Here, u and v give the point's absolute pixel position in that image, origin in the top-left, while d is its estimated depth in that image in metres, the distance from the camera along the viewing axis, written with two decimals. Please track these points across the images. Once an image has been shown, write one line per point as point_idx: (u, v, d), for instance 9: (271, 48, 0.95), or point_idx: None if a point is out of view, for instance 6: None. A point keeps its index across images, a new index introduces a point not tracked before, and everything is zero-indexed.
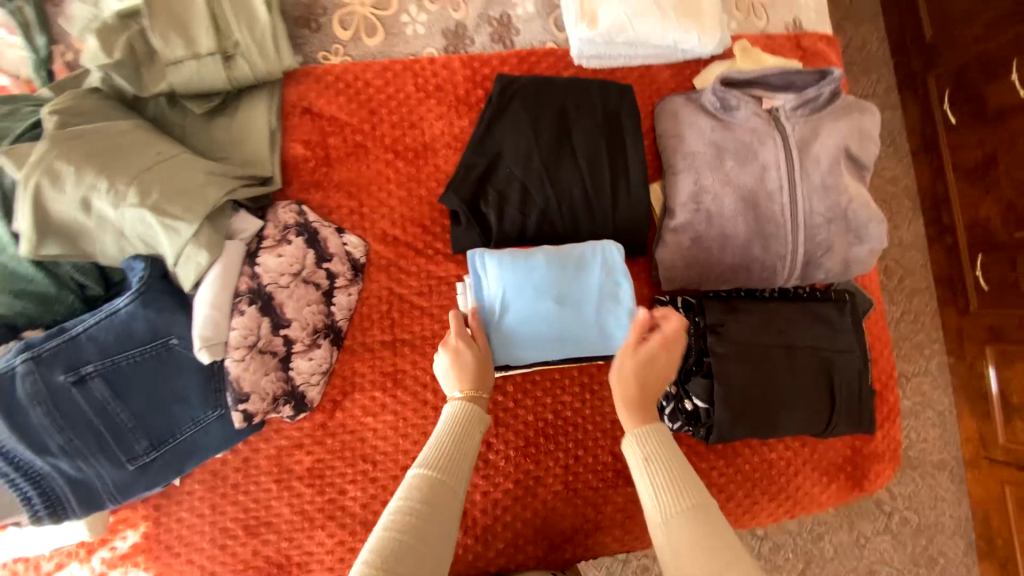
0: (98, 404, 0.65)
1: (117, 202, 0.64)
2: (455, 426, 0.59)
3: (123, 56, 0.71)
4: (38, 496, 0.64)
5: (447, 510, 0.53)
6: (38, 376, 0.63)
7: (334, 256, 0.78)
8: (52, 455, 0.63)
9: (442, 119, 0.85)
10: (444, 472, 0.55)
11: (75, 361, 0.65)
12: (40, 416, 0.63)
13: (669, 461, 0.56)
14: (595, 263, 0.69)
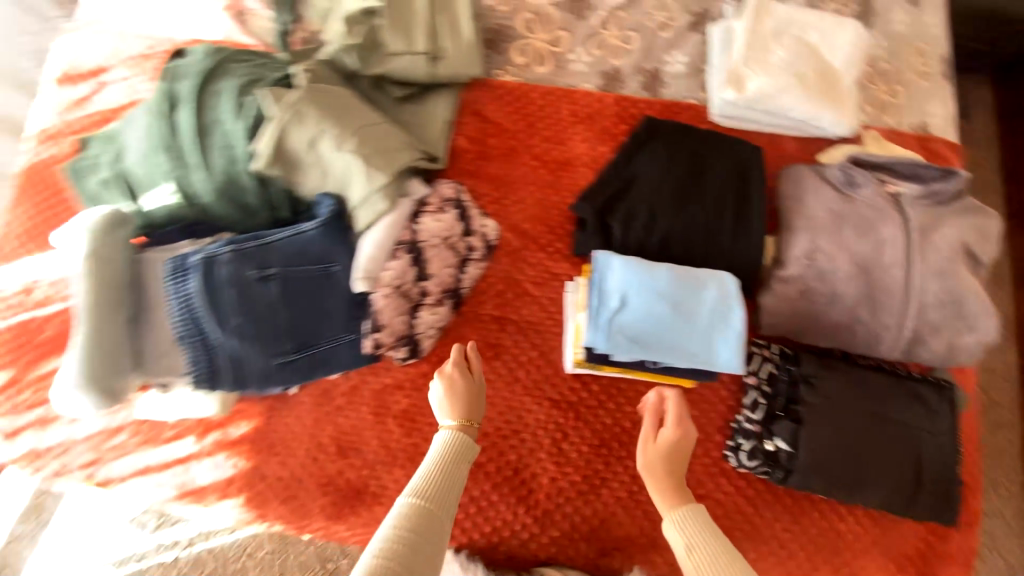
0: (270, 301, 0.78)
1: (339, 148, 0.78)
2: (444, 457, 0.68)
3: (361, 42, 0.90)
4: (205, 363, 0.76)
5: (432, 537, 0.60)
6: (236, 266, 0.76)
7: (476, 233, 0.90)
8: (227, 332, 0.75)
9: (587, 141, 0.97)
10: (431, 502, 0.63)
11: (263, 262, 0.78)
12: (229, 297, 0.75)
13: (714, 547, 0.60)
14: (712, 287, 0.77)
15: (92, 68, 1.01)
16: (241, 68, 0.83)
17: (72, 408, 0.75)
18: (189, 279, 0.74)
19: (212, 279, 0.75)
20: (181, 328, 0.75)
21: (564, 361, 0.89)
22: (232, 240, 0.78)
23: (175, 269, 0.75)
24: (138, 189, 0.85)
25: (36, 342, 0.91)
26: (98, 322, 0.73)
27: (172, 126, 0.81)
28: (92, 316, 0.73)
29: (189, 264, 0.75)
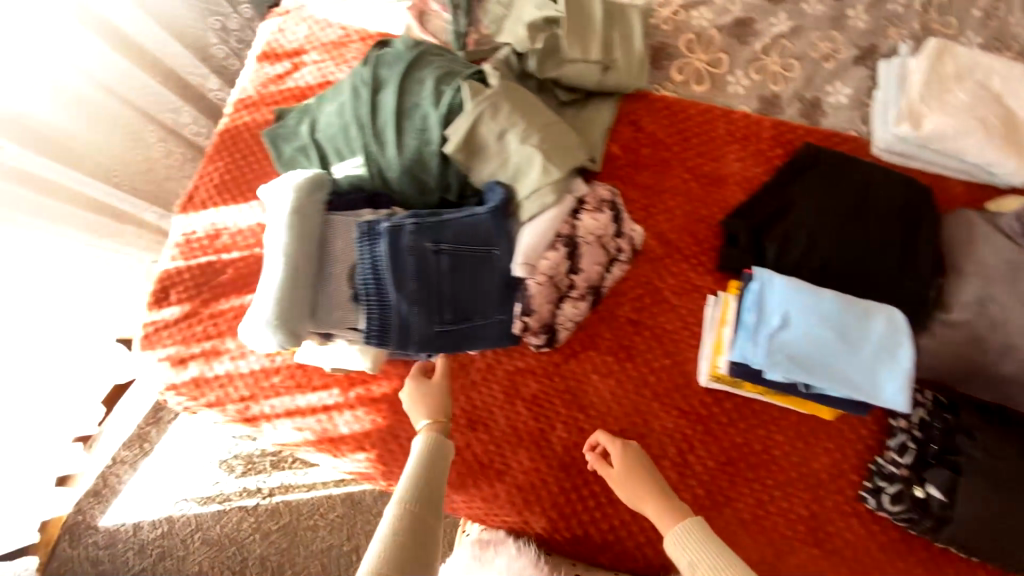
0: (439, 274, 0.85)
1: (524, 142, 0.84)
2: (423, 461, 0.78)
3: (542, 46, 0.96)
4: (380, 320, 0.84)
5: (422, 533, 0.71)
6: (417, 237, 0.84)
7: (625, 235, 0.92)
8: (403, 295, 0.83)
9: (741, 161, 0.98)
10: (416, 501, 0.73)
11: (438, 237, 0.85)
12: (408, 265, 0.84)
13: (710, 553, 0.68)
14: (879, 320, 0.77)
15: (288, 51, 1.13)
16: (436, 60, 0.92)
17: (258, 343, 0.85)
18: (378, 243, 0.83)
19: (396, 246, 0.83)
20: (364, 285, 0.84)
21: (698, 372, 0.90)
22: (414, 213, 0.86)
23: (365, 233, 0.84)
24: (330, 159, 0.95)
25: (214, 283, 1.02)
26: (295, 270, 0.83)
27: (373, 105, 0.90)
28: (292, 264, 0.84)
29: (379, 229, 0.84)
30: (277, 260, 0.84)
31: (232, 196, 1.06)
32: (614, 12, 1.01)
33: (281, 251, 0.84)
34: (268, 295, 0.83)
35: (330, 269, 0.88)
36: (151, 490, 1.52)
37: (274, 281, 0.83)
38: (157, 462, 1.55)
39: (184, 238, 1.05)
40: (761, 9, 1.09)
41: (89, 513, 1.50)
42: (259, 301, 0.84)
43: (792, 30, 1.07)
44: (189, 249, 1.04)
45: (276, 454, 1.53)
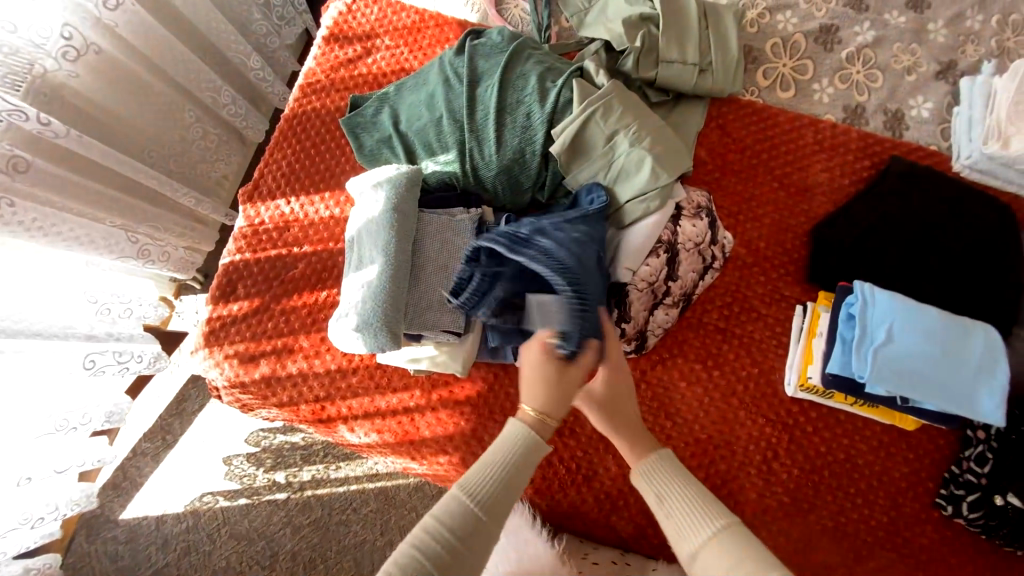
0: (576, 272, 0.76)
1: (631, 144, 0.84)
2: (524, 445, 0.65)
3: (640, 45, 0.95)
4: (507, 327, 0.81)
5: (493, 521, 0.60)
6: (545, 240, 0.79)
7: (718, 243, 0.91)
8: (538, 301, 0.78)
9: (828, 171, 0.99)
10: (499, 485, 0.62)
11: (564, 237, 0.79)
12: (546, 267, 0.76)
13: (682, 490, 0.65)
14: (978, 336, 0.79)
15: (358, 33, 1.08)
16: (535, 56, 0.91)
17: (352, 345, 0.82)
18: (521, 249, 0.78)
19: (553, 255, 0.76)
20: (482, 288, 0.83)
21: (785, 382, 0.90)
22: (557, 219, 0.82)
23: (515, 236, 0.81)
24: (417, 153, 0.92)
25: (284, 278, 0.97)
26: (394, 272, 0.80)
27: (472, 98, 0.88)
28: (390, 265, 0.81)
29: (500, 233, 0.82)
30: (375, 260, 0.82)
31: (302, 187, 1.01)
32: (708, 13, 1.01)
33: (380, 252, 0.82)
34: (366, 296, 0.80)
35: (423, 271, 0.85)
36: (173, 484, 1.44)
37: (373, 283, 0.80)
38: (179, 456, 1.46)
39: (249, 227, 1.00)
40: (846, 16, 1.08)
41: (109, 507, 1.42)
42: (355, 302, 0.82)
43: (876, 39, 1.07)
44: (256, 240, 0.99)
45: (309, 446, 1.44)
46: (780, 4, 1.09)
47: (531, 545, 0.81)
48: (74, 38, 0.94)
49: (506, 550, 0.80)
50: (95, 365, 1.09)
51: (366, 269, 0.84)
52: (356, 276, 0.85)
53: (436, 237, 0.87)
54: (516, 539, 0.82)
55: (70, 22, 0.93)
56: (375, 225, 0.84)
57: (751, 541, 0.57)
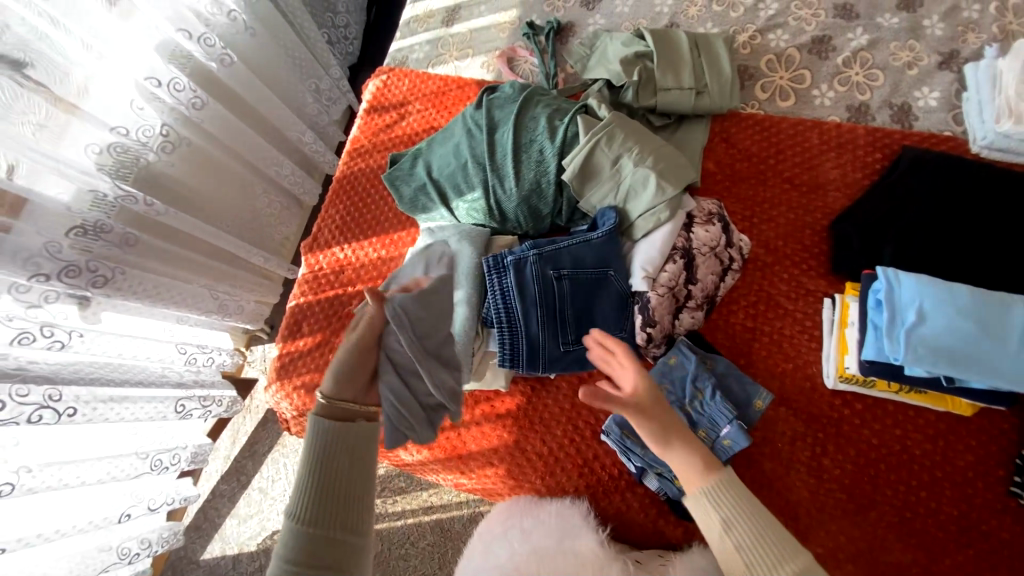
0: (548, 284, 0.91)
1: (636, 163, 0.92)
2: (324, 432, 0.68)
3: (637, 77, 1.06)
4: (512, 347, 0.91)
5: (342, 508, 0.66)
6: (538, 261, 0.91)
7: (734, 246, 0.96)
8: (535, 321, 0.90)
9: (838, 168, 1.02)
10: (318, 479, 0.66)
11: (549, 261, 0.92)
12: (531, 274, 0.91)
13: (741, 515, 0.69)
14: (1020, 308, 0.76)
15: (394, 102, 1.27)
16: (544, 100, 1.03)
17: None
18: (506, 275, 0.92)
19: (529, 254, 0.92)
20: (496, 315, 0.92)
21: (823, 375, 0.89)
22: (541, 241, 0.94)
23: (496, 265, 0.93)
24: (448, 195, 1.04)
25: (341, 314, 1.10)
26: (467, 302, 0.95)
27: (489, 144, 1.00)
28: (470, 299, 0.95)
29: (506, 262, 0.92)
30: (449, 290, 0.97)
31: (353, 234, 1.16)
32: (699, 43, 1.11)
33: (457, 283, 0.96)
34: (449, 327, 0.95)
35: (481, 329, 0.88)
36: (248, 522, 1.56)
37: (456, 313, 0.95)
38: (252, 496, 1.59)
39: (309, 276, 1.16)
40: (837, 25, 1.15)
41: (192, 548, 1.56)
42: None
43: (872, 42, 1.12)
44: (316, 283, 1.14)
45: None
46: (769, 25, 1.18)
47: (577, 536, 0.84)
48: (169, 135, 1.17)
49: (554, 534, 0.84)
50: (184, 409, 1.26)
51: None
52: None
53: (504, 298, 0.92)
54: (562, 528, 0.85)
55: (166, 123, 1.16)
56: (447, 259, 0.98)
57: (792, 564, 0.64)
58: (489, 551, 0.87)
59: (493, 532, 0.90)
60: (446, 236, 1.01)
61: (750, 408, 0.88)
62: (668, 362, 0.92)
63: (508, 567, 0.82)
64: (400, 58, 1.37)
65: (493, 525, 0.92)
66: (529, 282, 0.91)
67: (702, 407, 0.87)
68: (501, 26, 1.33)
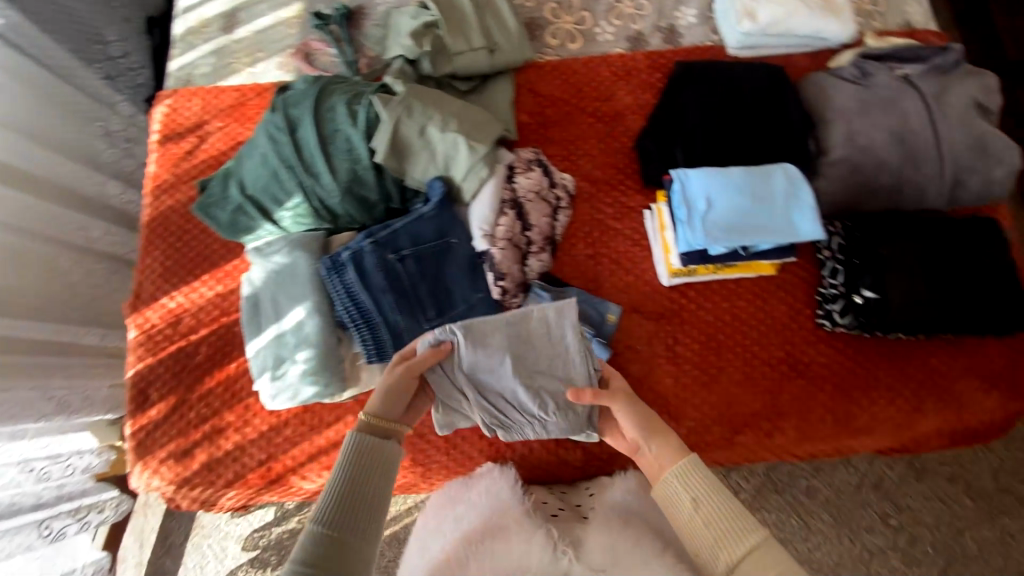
0: (392, 268, 0.90)
1: (442, 128, 0.93)
2: (358, 451, 0.72)
3: (429, 47, 1.06)
4: (374, 340, 0.89)
5: (364, 523, 0.69)
6: (376, 249, 0.90)
7: (558, 185, 1.03)
8: (389, 308, 0.89)
9: (630, 94, 1.12)
10: (346, 490, 0.70)
11: (389, 245, 0.91)
12: (372, 262, 0.89)
13: (717, 501, 0.70)
14: (779, 174, 0.90)
15: (189, 126, 1.15)
16: (340, 87, 0.99)
17: (295, 391, 0.90)
18: (347, 271, 0.89)
19: (365, 243, 0.90)
20: (348, 313, 0.89)
21: (659, 276, 1.01)
22: (374, 227, 0.92)
23: (335, 263, 0.90)
24: (269, 207, 0.98)
25: (190, 367, 1.01)
26: (319, 310, 0.91)
27: (294, 144, 0.95)
28: (320, 306, 0.91)
29: (343, 258, 0.89)
30: (297, 304, 0.92)
31: (179, 279, 1.05)
32: (481, 3, 1.13)
33: (303, 294, 0.92)
34: (309, 340, 0.91)
35: (533, 378, 0.87)
36: None
37: (310, 324, 0.91)
38: None
39: (141, 338, 1.03)
40: None
41: None
42: (296, 351, 0.91)
43: None
44: (152, 343, 1.02)
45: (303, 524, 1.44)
46: None
47: (506, 507, 0.89)
48: None
49: (485, 516, 0.88)
50: (51, 531, 1.11)
51: (292, 313, 0.92)
52: (278, 324, 0.93)
53: (558, 352, 0.87)
54: (491, 504, 0.90)
55: None
56: (289, 274, 0.93)
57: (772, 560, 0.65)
58: (426, 548, 0.89)
59: (429, 525, 0.92)
60: (278, 251, 0.95)
61: (605, 322, 0.97)
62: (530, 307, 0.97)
63: (445, 552, 0.85)
64: (182, 77, 1.23)
65: (428, 519, 0.94)
66: (372, 271, 0.89)
67: None
68: (289, 22, 1.26)
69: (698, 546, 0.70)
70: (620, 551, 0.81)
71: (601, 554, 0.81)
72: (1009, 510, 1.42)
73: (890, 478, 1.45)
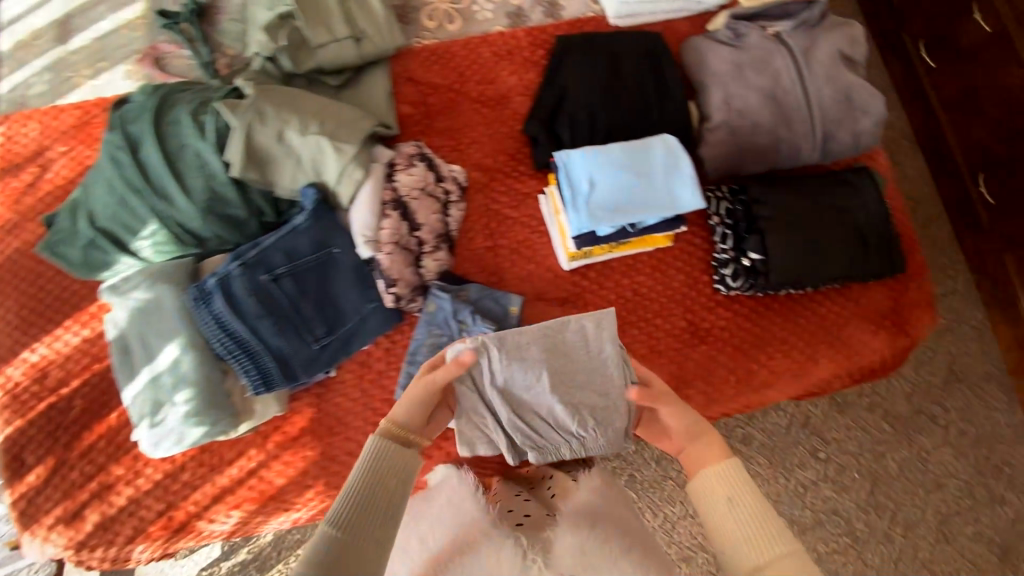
0: (267, 291, 0.84)
1: (303, 132, 0.86)
2: (377, 456, 0.67)
3: (285, 42, 0.97)
4: (257, 370, 0.83)
5: (374, 536, 0.63)
6: (246, 272, 0.83)
7: (447, 177, 0.98)
8: (269, 335, 0.83)
9: (514, 74, 1.07)
10: (360, 499, 0.64)
11: (262, 266, 0.84)
12: (242, 286, 0.82)
13: (756, 505, 0.70)
14: (659, 146, 0.90)
15: (27, 154, 1.02)
16: (187, 97, 0.90)
17: (179, 435, 0.85)
18: (215, 299, 0.82)
19: (232, 266, 0.82)
20: (223, 345, 0.82)
21: (560, 262, 1.00)
22: (242, 248, 0.85)
23: (202, 291, 0.82)
24: (125, 238, 0.89)
25: (66, 424, 0.92)
26: (193, 347, 0.86)
27: (140, 166, 0.86)
28: (194, 342, 0.86)
29: (209, 286, 0.82)
30: (168, 342, 0.86)
31: (39, 329, 0.94)
32: None
33: (173, 331, 0.86)
34: (187, 379, 0.85)
35: (573, 396, 0.85)
36: None
37: (185, 363, 0.86)
38: None
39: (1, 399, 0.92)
40: None
41: None
42: (174, 393, 0.85)
43: None
44: (18, 404, 0.92)
45: None
46: None
47: (474, 520, 0.85)
48: None
49: (453, 532, 0.84)
50: None
51: (165, 353, 0.86)
52: (151, 366, 0.87)
53: (597, 369, 0.85)
54: (461, 519, 0.86)
55: None
56: (154, 311, 0.86)
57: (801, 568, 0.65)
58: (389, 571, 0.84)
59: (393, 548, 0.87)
60: (137, 287, 0.87)
61: (508, 316, 0.94)
62: (429, 310, 0.92)
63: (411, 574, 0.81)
64: (14, 98, 1.08)
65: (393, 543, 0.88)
66: (245, 297, 0.82)
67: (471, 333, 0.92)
68: (134, 24, 1.12)
69: (724, 539, 0.69)
70: (598, 552, 0.77)
71: (569, 558, 0.76)
72: (923, 429, 1.52)
73: (817, 416, 1.54)
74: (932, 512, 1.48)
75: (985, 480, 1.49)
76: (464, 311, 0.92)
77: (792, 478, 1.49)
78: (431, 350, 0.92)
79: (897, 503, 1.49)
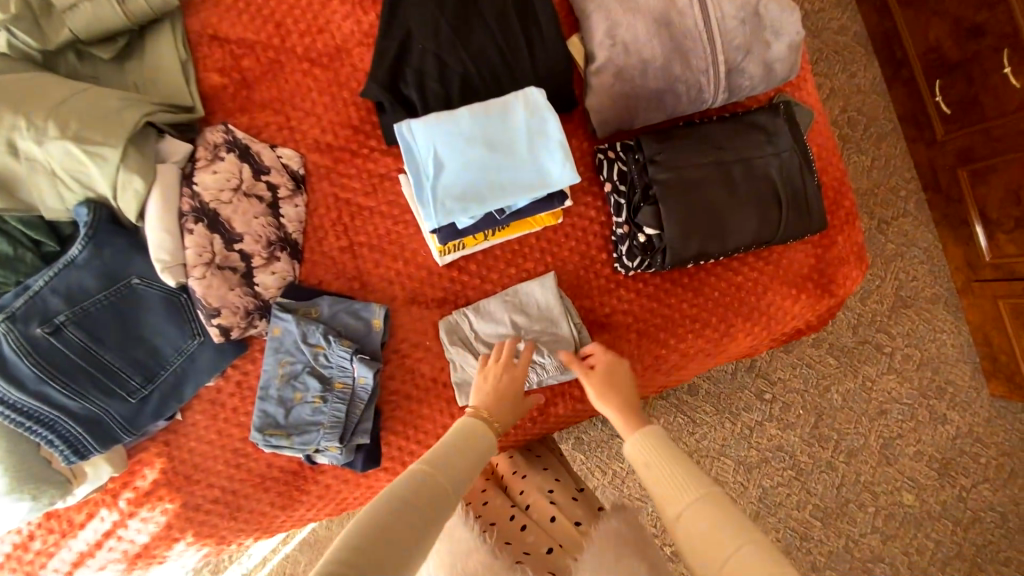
0: (50, 345, 0.69)
1: (40, 138, 0.66)
2: (460, 429, 0.66)
3: (18, 8, 0.71)
4: (60, 438, 0.71)
5: (447, 498, 0.58)
6: (15, 327, 0.67)
7: (271, 169, 0.79)
8: (66, 398, 0.70)
9: (349, 18, 0.83)
10: (443, 458, 0.61)
11: (39, 315, 0.69)
12: (13, 345, 0.67)
13: (666, 458, 0.63)
14: (516, 108, 0.73)
15: None
16: None
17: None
18: None
19: None
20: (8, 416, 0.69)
21: (432, 255, 0.82)
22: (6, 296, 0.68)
23: None
24: None
25: None
26: None
27: None
28: None
29: None
30: None
31: None
32: None
33: None
34: None
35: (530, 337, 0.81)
36: None
37: None
38: None
39: None
40: None
41: None
42: None
43: None
44: None
45: None
46: None
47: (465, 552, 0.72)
48: None
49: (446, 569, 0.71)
50: None
51: None
52: None
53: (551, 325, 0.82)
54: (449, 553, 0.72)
55: None
56: None
57: (720, 509, 0.56)
58: None
59: None
60: None
61: (371, 330, 0.80)
62: (273, 336, 0.77)
63: None
64: None
65: None
66: (20, 357, 0.68)
67: (328, 356, 0.79)
68: None
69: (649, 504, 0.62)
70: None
71: None
72: (868, 359, 1.32)
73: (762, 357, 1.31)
74: (876, 438, 1.31)
75: (937, 406, 1.31)
76: (315, 334, 0.77)
77: (737, 423, 1.29)
78: (284, 381, 0.78)
79: (840, 435, 1.31)
